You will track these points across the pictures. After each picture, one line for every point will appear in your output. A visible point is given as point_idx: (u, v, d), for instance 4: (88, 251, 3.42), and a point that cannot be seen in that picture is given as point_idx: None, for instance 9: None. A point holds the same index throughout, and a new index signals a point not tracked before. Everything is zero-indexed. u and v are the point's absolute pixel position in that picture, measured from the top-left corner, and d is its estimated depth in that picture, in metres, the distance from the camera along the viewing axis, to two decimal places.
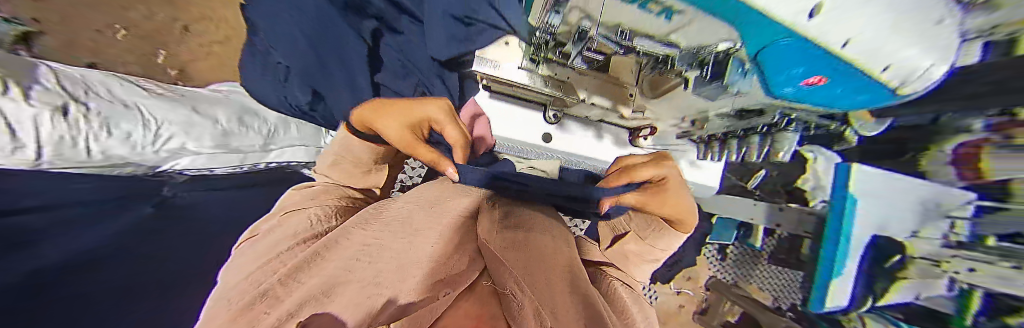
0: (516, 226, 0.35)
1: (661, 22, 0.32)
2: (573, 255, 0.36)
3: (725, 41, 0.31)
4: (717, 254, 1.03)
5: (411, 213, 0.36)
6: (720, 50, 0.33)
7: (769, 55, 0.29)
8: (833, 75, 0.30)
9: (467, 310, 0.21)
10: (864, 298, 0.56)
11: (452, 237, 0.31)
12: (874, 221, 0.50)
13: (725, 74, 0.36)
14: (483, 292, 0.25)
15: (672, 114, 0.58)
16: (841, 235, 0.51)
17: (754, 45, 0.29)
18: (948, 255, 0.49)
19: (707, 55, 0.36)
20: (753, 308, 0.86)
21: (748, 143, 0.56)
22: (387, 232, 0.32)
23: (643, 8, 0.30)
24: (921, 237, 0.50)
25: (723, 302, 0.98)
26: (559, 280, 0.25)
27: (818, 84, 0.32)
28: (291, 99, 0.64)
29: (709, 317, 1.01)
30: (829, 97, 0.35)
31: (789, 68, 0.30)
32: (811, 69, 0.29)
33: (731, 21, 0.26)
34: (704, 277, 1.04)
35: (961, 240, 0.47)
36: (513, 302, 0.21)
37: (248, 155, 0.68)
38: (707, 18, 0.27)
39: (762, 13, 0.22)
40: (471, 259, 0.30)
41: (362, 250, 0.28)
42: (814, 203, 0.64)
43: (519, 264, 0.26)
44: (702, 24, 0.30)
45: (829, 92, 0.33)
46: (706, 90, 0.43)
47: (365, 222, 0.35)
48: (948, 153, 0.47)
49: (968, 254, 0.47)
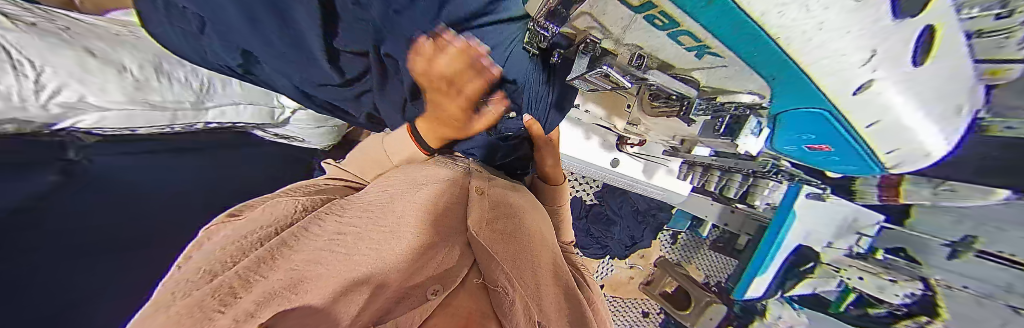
0: (504, 221, 0.35)
1: (689, 57, 0.26)
2: (553, 249, 0.39)
3: (749, 93, 0.29)
4: (670, 238, 1.16)
5: (393, 199, 0.32)
6: (745, 102, 0.32)
7: (793, 116, 0.29)
8: (835, 147, 0.31)
9: (456, 311, 0.21)
10: (768, 293, 0.69)
11: (439, 230, 0.30)
12: (804, 232, 0.59)
13: (739, 131, 0.39)
14: (471, 290, 0.25)
15: (660, 135, 0.58)
16: (775, 241, 0.60)
17: (782, 105, 0.28)
18: (846, 263, 0.61)
19: (727, 107, 0.35)
20: (688, 284, 1.02)
21: (729, 176, 0.69)
22: (363, 219, 0.29)
23: (673, 38, 0.23)
24: (834, 247, 0.60)
25: (665, 275, 1.11)
26: (543, 285, 0.30)
27: (822, 151, 0.34)
28: (217, 60, 0.42)
29: (651, 287, 1.16)
30: (818, 158, 0.37)
31: (800, 132, 0.32)
32: (821, 139, 0.30)
33: (764, 76, 0.23)
34: (654, 256, 1.18)
35: (859, 251, 0.60)
36: (506, 303, 0.22)
37: (178, 115, 0.42)
38: (741, 67, 0.23)
39: (808, 76, 0.19)
40: (460, 254, 0.29)
41: (335, 241, 0.24)
42: (756, 204, 0.68)
43: (508, 260, 0.28)
44: (729, 72, 0.26)
45: (822, 157, 0.36)
46: (714, 140, 0.47)
47: (333, 211, 0.31)
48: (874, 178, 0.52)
49: (862, 265, 0.59)
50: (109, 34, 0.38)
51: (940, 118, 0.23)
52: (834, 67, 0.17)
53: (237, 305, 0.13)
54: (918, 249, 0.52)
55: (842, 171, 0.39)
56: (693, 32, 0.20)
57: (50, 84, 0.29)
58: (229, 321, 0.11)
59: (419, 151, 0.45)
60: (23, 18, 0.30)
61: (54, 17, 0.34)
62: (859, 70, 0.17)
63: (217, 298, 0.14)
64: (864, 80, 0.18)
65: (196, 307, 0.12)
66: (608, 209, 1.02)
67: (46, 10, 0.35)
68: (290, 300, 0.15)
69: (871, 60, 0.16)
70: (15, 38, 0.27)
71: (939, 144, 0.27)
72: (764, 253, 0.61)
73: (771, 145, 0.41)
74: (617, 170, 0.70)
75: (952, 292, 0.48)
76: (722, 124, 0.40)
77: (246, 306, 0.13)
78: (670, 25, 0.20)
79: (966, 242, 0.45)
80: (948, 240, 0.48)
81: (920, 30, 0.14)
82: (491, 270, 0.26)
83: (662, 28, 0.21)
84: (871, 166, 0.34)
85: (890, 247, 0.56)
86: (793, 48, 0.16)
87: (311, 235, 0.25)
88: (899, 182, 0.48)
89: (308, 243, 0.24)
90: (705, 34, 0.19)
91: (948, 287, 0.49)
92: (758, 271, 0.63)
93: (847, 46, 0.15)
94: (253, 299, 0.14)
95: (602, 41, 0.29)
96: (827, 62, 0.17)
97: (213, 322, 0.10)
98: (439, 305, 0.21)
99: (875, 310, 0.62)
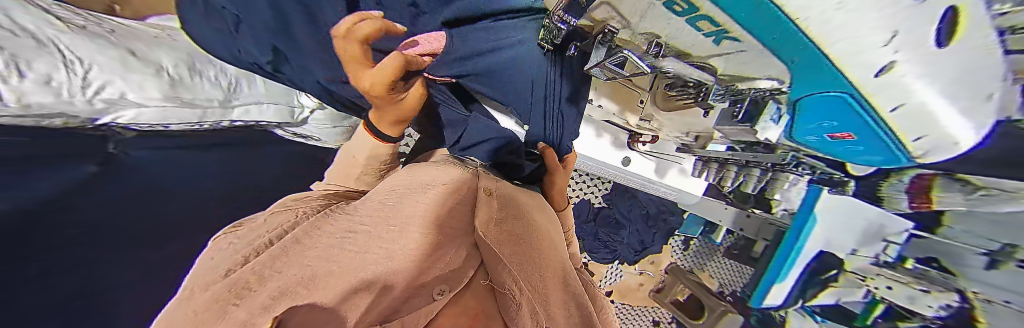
0: (512, 222, 0.34)
1: (707, 44, 0.26)
2: (560, 252, 0.39)
3: (768, 79, 0.29)
4: (681, 245, 1.12)
5: (404, 198, 0.33)
6: (764, 88, 0.32)
7: (813, 101, 0.29)
8: (857, 134, 0.31)
9: (465, 311, 0.24)
10: (786, 304, 0.66)
11: (446, 229, 0.30)
12: (822, 238, 0.57)
13: (757, 117, 0.40)
14: (476, 291, 0.27)
15: (675, 129, 0.57)
16: (792, 249, 0.58)
17: (802, 90, 0.27)
18: (875, 272, 0.57)
19: (745, 92, 0.35)
20: (701, 292, 0.99)
21: (747, 172, 0.65)
22: (374, 219, 0.29)
23: (691, 24, 0.23)
24: (857, 255, 0.57)
25: (677, 283, 1.08)
26: (551, 287, 0.29)
27: (845, 138, 0.33)
28: (250, 58, 0.43)
29: (662, 295, 1.12)
30: (838, 146, 0.36)
31: (821, 119, 0.31)
32: (842, 125, 0.30)
33: (785, 60, 0.23)
34: (667, 263, 1.14)
35: (887, 260, 0.56)
36: (510, 304, 0.25)
37: (206, 112, 0.44)
38: (761, 52, 0.23)
39: (829, 56, 0.19)
40: (467, 255, 0.29)
41: (347, 239, 0.24)
42: (775, 209, 0.68)
43: (517, 263, 0.28)
44: (748, 57, 0.25)
45: (842, 145, 0.35)
46: (729, 128, 0.46)
47: (350, 209, 0.31)
48: (903, 183, 0.50)
49: (890, 274, 0.55)
50: (149, 37, 0.40)
51: (970, 108, 0.22)
52: (856, 47, 0.17)
53: (250, 305, 0.12)
54: (954, 260, 0.49)
55: (867, 162, 0.38)
56: (713, 16, 0.20)
57: (98, 82, 0.31)
58: (244, 314, 0.11)
59: (383, 146, 0.41)
60: (77, 22, 0.33)
61: (99, 20, 0.37)
62: (881, 50, 0.17)
63: (231, 292, 0.14)
64: (886, 61, 0.18)
65: (217, 300, 0.13)
66: (617, 211, 1.00)
67: (98, 16, 0.38)
68: (303, 295, 0.15)
69: (893, 40, 0.16)
70: (69, 40, 0.29)
71: (970, 133, 0.26)
72: (780, 261, 0.59)
73: (789, 134, 0.39)
74: (628, 170, 0.69)
75: (992, 307, 0.44)
76: (741, 109, 0.41)
77: (260, 301, 0.13)
78: (689, 10, 0.21)
79: (1004, 251, 0.42)
80: (985, 249, 0.44)
81: (949, 12, 0.13)
82: (497, 272, 0.27)
83: (681, 14, 0.22)
84: (897, 156, 0.33)
85: (922, 257, 0.52)
86: (813, 28, 0.16)
87: (323, 234, 0.25)
88: (929, 187, 0.46)
89: (320, 240, 0.24)
90: (725, 19, 0.19)
91: (988, 301, 0.44)
92: (775, 278, 0.61)
93: (867, 25, 0.15)
94: (267, 294, 0.14)
95: (620, 31, 0.30)
96: (849, 40, 0.17)
97: (230, 316, 0.11)
98: (445, 305, 0.24)
99: (907, 324, 0.56)
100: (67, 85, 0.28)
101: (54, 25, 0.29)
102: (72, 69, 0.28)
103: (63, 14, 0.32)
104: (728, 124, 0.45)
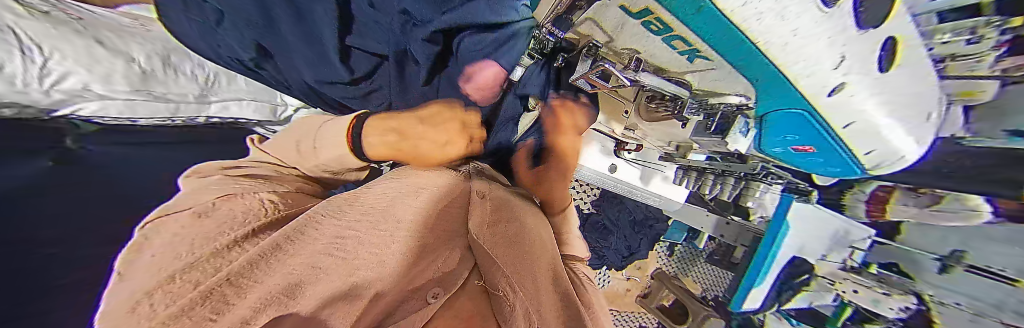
0: (504, 225, 0.34)
1: (682, 61, 0.27)
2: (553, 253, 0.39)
3: (738, 96, 0.31)
4: (666, 250, 1.17)
5: (395, 201, 0.31)
6: (734, 103, 0.32)
7: (776, 118, 0.31)
8: (817, 149, 0.33)
9: (459, 313, 0.24)
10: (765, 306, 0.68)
11: (443, 233, 0.31)
12: (796, 244, 0.60)
13: (729, 129, 0.39)
14: (472, 292, 0.28)
15: (657, 139, 0.60)
16: (769, 253, 0.60)
17: (765, 106, 0.29)
18: (843, 277, 0.60)
19: (717, 107, 0.36)
20: (685, 296, 0.98)
21: (724, 181, 0.66)
22: (363, 223, 0.27)
23: (668, 43, 0.24)
24: (827, 260, 0.61)
25: (662, 288, 1.08)
26: (540, 287, 0.30)
27: (805, 152, 0.36)
28: (229, 53, 0.43)
29: (648, 300, 1.12)
30: (799, 159, 0.39)
31: (782, 134, 0.34)
32: (801, 140, 0.32)
33: (748, 77, 0.24)
34: (652, 269, 1.19)
35: (853, 265, 0.60)
36: (504, 306, 0.26)
37: None
38: (727, 70, 0.25)
39: (789, 78, 0.20)
40: (460, 257, 0.30)
41: (334, 244, 0.24)
42: (753, 217, 0.69)
43: (510, 265, 0.29)
44: (719, 74, 0.27)
45: (805, 159, 0.38)
46: (703, 138, 0.47)
47: (338, 211, 0.30)
48: (867, 193, 0.53)
49: (857, 278, 0.57)
50: (111, 28, 0.38)
51: (908, 123, 0.24)
52: (814, 69, 0.18)
53: (228, 320, 0.14)
54: (915, 266, 0.51)
55: (828, 174, 0.41)
56: (684, 36, 0.21)
57: None
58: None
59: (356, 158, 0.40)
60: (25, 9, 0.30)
61: (46, 10, 0.34)
62: (833, 73, 0.18)
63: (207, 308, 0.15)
64: (838, 83, 0.19)
65: (177, 317, 0.14)
66: (605, 218, 1.02)
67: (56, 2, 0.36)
68: (287, 306, 0.17)
69: (841, 64, 0.17)
70: None
71: (911, 148, 0.28)
72: (758, 267, 0.62)
73: (758, 146, 0.41)
74: (614, 176, 0.71)
75: (946, 309, 0.47)
76: (714, 122, 0.41)
77: (239, 315, 0.14)
78: (665, 30, 0.22)
79: (956, 256, 0.45)
80: (940, 255, 0.48)
81: (889, 39, 0.16)
82: (493, 276, 0.29)
83: (658, 33, 0.23)
84: (853, 168, 0.35)
85: (885, 262, 0.56)
86: (774, 51, 0.17)
87: (306, 239, 0.24)
88: (889, 199, 0.49)
89: (303, 246, 0.23)
90: (695, 39, 0.21)
91: (943, 303, 0.48)
92: (754, 282, 0.63)
93: (822, 50, 0.16)
94: (249, 306, 0.15)
95: (603, 47, 0.32)
96: (806, 65, 0.18)
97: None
98: (439, 308, 0.23)
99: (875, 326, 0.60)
100: None
101: None
102: None
103: None
104: (703, 135, 0.45)
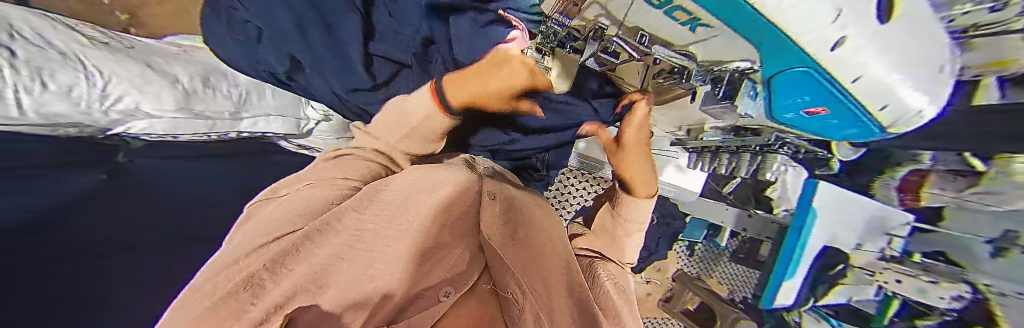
0: (517, 224, 0.34)
1: (686, 32, 0.29)
2: (563, 247, 0.39)
3: (743, 61, 0.32)
4: (687, 250, 1.12)
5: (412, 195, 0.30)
6: (738, 67, 0.35)
7: (784, 82, 0.31)
8: (830, 111, 0.32)
9: (469, 313, 0.26)
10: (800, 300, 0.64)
11: (457, 228, 0.29)
12: (829, 232, 0.57)
13: (736, 94, 0.40)
14: (481, 295, 0.28)
15: (667, 125, 0.62)
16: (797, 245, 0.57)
17: (771, 70, 0.30)
18: (881, 267, 0.57)
19: (723, 72, 0.37)
20: (712, 299, 0.92)
21: (738, 157, 0.65)
22: (381, 216, 0.25)
23: (670, 14, 0.27)
24: (862, 249, 0.57)
25: (685, 291, 1.03)
26: (552, 286, 0.29)
27: (819, 116, 0.35)
28: (266, 67, 0.52)
29: (671, 304, 1.06)
30: (824, 126, 0.38)
31: (797, 98, 0.33)
32: (817, 105, 0.32)
33: (750, 41, 0.25)
34: (673, 269, 1.14)
35: (893, 254, 0.56)
36: (513, 309, 0.26)
37: (215, 123, 0.47)
38: (731, 36, 0.26)
39: (790, 35, 0.21)
40: (471, 258, 0.30)
41: (356, 235, 0.23)
42: (778, 211, 0.69)
43: (519, 265, 0.28)
44: (724, 41, 0.28)
45: (824, 123, 0.37)
46: (713, 108, 0.48)
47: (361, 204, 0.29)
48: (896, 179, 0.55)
49: (900, 268, 0.54)
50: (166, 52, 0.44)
51: (919, 76, 0.24)
52: (810, 26, 0.19)
53: (265, 304, 0.13)
54: (963, 254, 0.48)
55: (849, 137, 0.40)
56: (685, 7, 0.24)
57: (114, 92, 0.34)
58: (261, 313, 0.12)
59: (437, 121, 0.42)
60: (99, 38, 0.37)
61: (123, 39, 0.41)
62: (830, 28, 0.19)
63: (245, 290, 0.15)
64: (839, 37, 0.20)
65: (223, 300, 0.14)
66: None
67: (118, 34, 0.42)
68: (312, 296, 0.16)
69: (839, 19, 0.18)
70: (90, 54, 0.33)
71: (923, 103, 0.28)
72: (787, 261, 0.58)
73: (771, 113, 0.41)
74: None
75: (1006, 300, 0.42)
76: (721, 90, 0.41)
77: (275, 300, 0.14)
78: (666, 2, 0.25)
79: (1009, 238, 0.42)
80: (986, 238, 0.45)
81: None
82: (502, 280, 0.28)
83: (660, 6, 0.27)
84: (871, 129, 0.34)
85: (930, 251, 0.52)
86: (766, 10, 0.18)
87: (333, 229, 0.24)
88: (921, 184, 0.52)
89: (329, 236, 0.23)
90: (695, 7, 0.23)
91: (1002, 294, 0.43)
92: (785, 276, 0.59)
93: (816, 6, 0.17)
94: (280, 294, 0.14)
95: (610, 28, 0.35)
96: (802, 22, 0.19)
97: (248, 315, 0.12)
98: (450, 307, 0.26)
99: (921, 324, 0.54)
100: (84, 95, 0.31)
101: (78, 41, 0.33)
102: (90, 79, 0.32)
103: (86, 31, 0.36)
104: (712, 104, 0.46)
